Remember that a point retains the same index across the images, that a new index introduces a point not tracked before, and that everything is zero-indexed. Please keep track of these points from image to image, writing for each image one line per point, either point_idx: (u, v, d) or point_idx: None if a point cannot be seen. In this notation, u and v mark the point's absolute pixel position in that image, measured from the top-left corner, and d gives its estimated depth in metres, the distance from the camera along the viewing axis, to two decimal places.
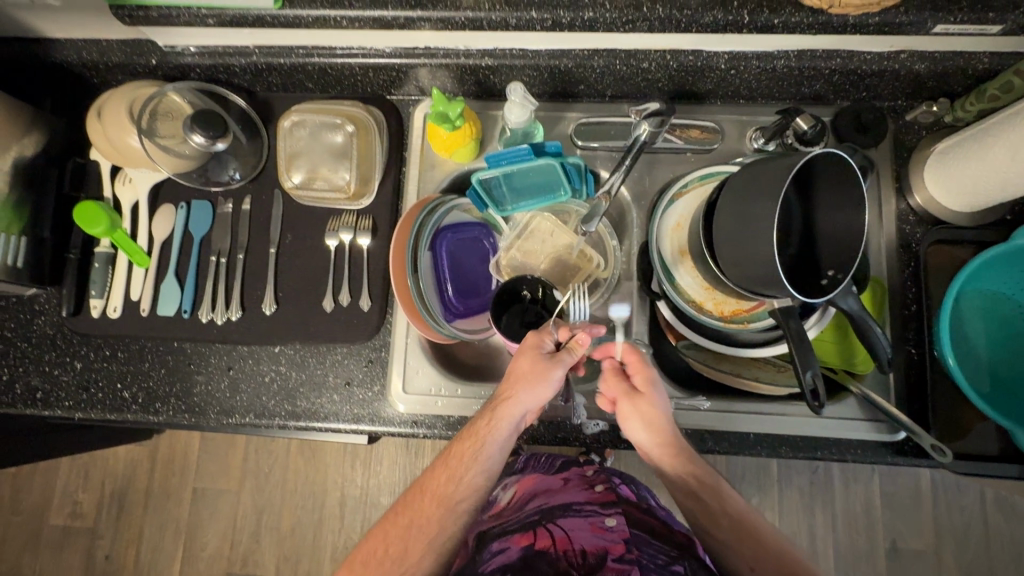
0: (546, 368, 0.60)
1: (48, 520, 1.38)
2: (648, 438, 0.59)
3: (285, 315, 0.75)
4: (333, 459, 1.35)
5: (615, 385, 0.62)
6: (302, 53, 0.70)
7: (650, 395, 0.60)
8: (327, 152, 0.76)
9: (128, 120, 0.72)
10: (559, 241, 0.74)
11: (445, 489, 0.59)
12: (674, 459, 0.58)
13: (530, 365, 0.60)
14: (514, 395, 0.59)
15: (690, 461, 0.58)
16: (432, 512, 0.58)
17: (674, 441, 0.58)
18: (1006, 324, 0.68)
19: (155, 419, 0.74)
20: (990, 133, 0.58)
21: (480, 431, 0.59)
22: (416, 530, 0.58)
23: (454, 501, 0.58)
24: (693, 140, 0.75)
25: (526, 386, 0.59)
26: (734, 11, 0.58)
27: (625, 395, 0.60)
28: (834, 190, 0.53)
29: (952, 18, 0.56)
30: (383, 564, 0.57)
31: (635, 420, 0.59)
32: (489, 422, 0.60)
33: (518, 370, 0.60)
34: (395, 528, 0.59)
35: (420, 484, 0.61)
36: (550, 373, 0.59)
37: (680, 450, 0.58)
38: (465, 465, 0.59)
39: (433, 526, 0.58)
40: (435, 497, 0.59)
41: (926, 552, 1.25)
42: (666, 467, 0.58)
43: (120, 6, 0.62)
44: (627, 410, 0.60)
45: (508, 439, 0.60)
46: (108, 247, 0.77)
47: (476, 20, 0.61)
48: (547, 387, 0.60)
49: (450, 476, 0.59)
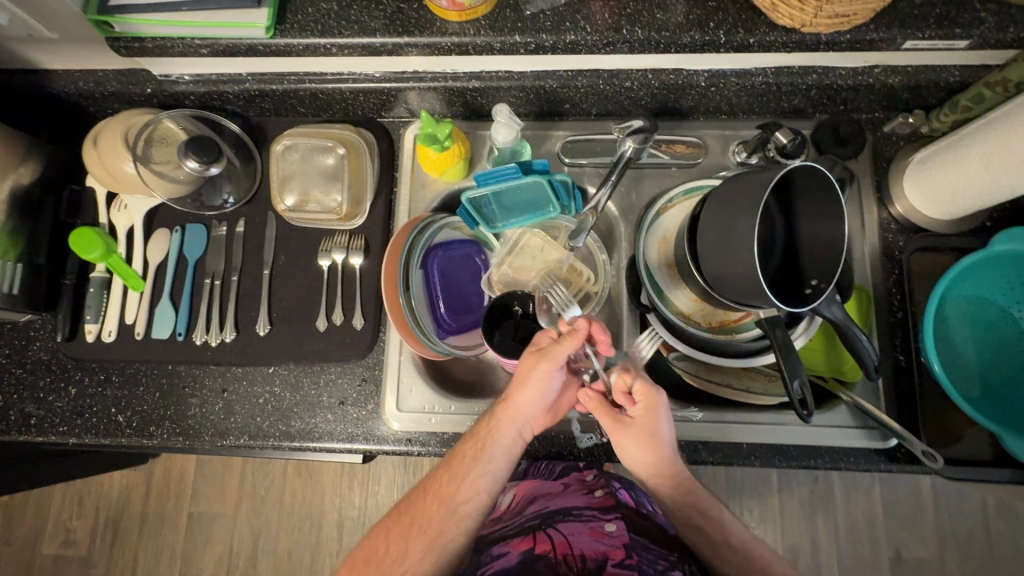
0: (536, 365, 0.60)
1: (41, 549, 1.36)
2: (640, 465, 0.59)
3: (278, 335, 0.75)
4: (331, 480, 1.34)
5: (601, 414, 0.61)
6: (293, 79, 0.72)
7: (648, 425, 0.58)
8: (319, 175, 0.77)
9: (123, 148, 0.73)
10: (549, 256, 0.75)
11: (447, 491, 0.60)
12: (669, 488, 0.59)
13: (531, 365, 0.60)
14: (515, 396, 0.61)
15: (680, 482, 0.59)
16: (434, 512, 0.60)
17: (668, 469, 0.59)
18: (992, 328, 0.69)
19: (150, 443, 0.74)
20: (963, 144, 0.60)
21: (483, 433, 0.61)
22: (418, 529, 0.59)
23: (456, 502, 0.59)
24: (679, 155, 0.77)
25: (527, 389, 0.60)
26: (710, 31, 0.60)
27: (616, 424, 0.60)
28: (814, 201, 0.54)
29: (920, 34, 0.59)
30: (384, 563, 0.58)
31: (630, 445, 0.59)
32: (493, 425, 0.61)
33: (516, 369, 0.61)
34: (397, 527, 0.60)
35: (425, 485, 0.62)
36: (544, 370, 0.60)
37: (678, 481, 0.59)
38: (467, 466, 0.60)
39: (435, 527, 0.59)
40: (439, 499, 0.60)
41: (931, 561, 1.24)
42: (661, 492, 0.59)
43: (117, 38, 0.64)
44: (620, 438, 0.59)
45: (511, 444, 0.61)
46: (103, 272, 0.78)
47: (462, 45, 0.63)
48: (546, 386, 0.60)
49: (452, 476, 0.60)
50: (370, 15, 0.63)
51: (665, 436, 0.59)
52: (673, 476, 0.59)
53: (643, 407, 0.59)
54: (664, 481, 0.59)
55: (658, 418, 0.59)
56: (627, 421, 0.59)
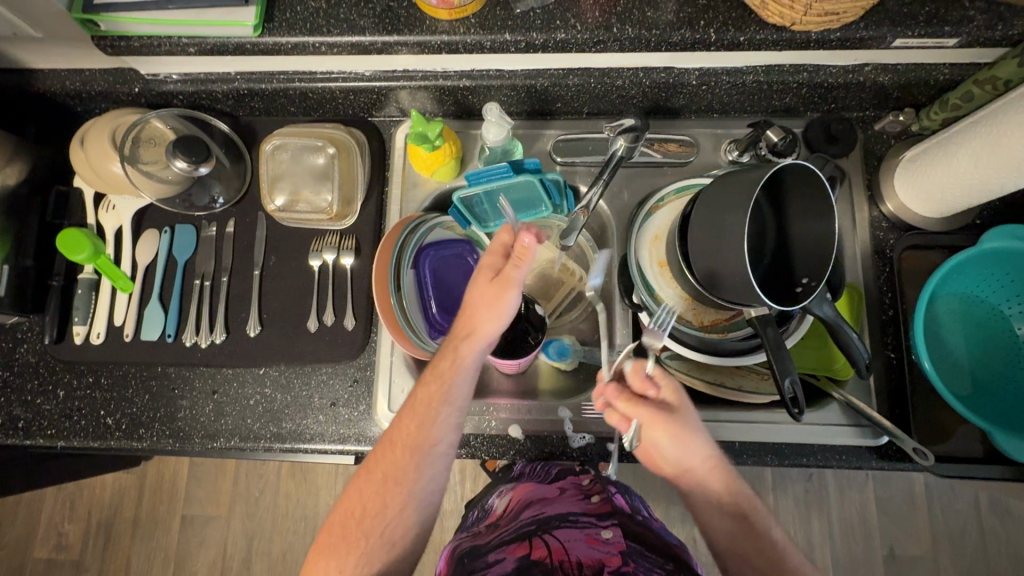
0: (501, 295, 0.55)
1: (32, 553, 1.35)
2: (689, 455, 0.53)
3: (269, 337, 0.75)
4: (325, 482, 1.33)
5: (638, 408, 0.54)
6: (283, 78, 0.71)
7: (680, 405, 0.55)
8: (309, 175, 0.77)
9: (110, 147, 0.72)
10: (542, 256, 0.77)
11: (418, 435, 0.56)
12: (720, 478, 0.54)
13: (482, 290, 0.56)
14: (477, 325, 0.56)
15: (728, 470, 0.55)
16: (406, 461, 0.56)
17: (714, 455, 0.55)
18: (978, 326, 0.70)
19: (139, 446, 0.73)
20: (952, 143, 0.60)
21: (444, 370, 0.57)
22: (392, 480, 0.56)
23: (427, 444, 0.56)
24: (671, 154, 0.77)
25: (487, 317, 0.56)
26: (701, 30, 0.60)
27: (656, 412, 0.53)
28: (805, 199, 0.54)
29: (910, 32, 0.59)
30: (363, 521, 0.55)
31: (675, 437, 0.53)
32: (457, 358, 0.57)
33: (472, 301, 0.56)
34: (370, 483, 0.56)
35: (390, 436, 0.58)
36: (508, 294, 0.55)
37: (724, 467, 0.55)
38: (434, 405, 0.56)
39: (410, 474, 0.56)
40: (409, 445, 0.56)
41: (924, 558, 1.25)
42: (716, 485, 0.54)
43: (102, 37, 0.64)
44: (663, 429, 0.53)
45: (475, 370, 0.58)
46: (91, 273, 0.77)
47: (452, 44, 0.63)
48: (506, 307, 0.56)
49: (420, 421, 0.56)
50: (359, 13, 0.63)
51: (698, 420, 0.55)
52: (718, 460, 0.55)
53: (666, 386, 0.56)
54: (716, 468, 0.54)
55: (682, 396, 0.56)
56: (662, 406, 0.54)
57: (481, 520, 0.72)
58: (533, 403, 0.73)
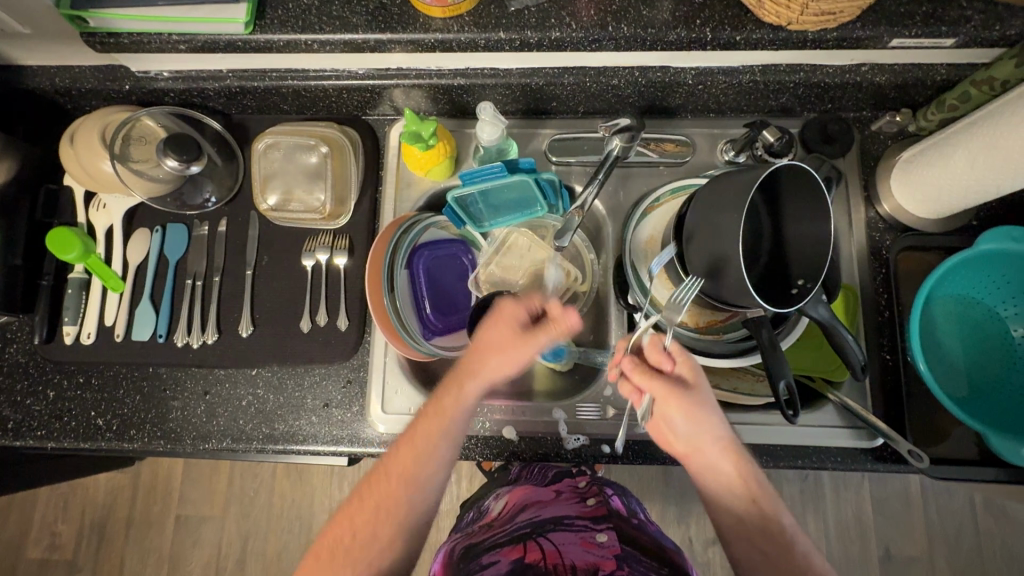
0: (521, 350, 0.56)
1: (25, 554, 1.34)
2: (701, 434, 0.53)
3: (262, 337, 0.74)
4: (320, 482, 1.32)
5: (653, 384, 0.54)
6: (275, 76, 0.71)
7: (697, 385, 0.54)
8: (302, 174, 0.76)
9: (101, 145, 0.72)
10: (536, 257, 0.74)
11: (411, 467, 0.56)
12: (731, 461, 0.54)
13: (503, 339, 0.57)
14: (488, 370, 0.57)
15: (741, 455, 0.55)
16: (398, 491, 0.56)
17: (727, 437, 0.54)
18: (974, 327, 0.69)
19: (130, 447, 0.73)
20: (948, 143, 0.60)
21: (447, 406, 0.58)
22: (383, 511, 0.55)
23: (419, 476, 0.56)
24: (668, 153, 0.76)
25: (499, 364, 0.57)
26: (697, 29, 0.60)
27: (671, 390, 0.53)
28: (801, 200, 0.53)
29: (907, 32, 0.58)
30: (351, 550, 0.54)
31: (688, 417, 0.53)
32: (461, 397, 0.58)
33: (485, 344, 0.58)
34: (361, 511, 0.56)
35: (381, 467, 0.58)
36: (525, 347, 0.56)
37: (737, 450, 0.55)
38: (433, 441, 0.57)
39: (400, 505, 0.56)
40: (402, 475, 0.56)
41: (919, 558, 1.25)
42: (727, 467, 0.54)
43: (91, 33, 0.63)
44: (675, 408, 0.53)
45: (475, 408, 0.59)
46: (81, 272, 0.76)
47: (446, 42, 0.62)
48: (521, 358, 0.57)
49: (415, 453, 0.57)
50: (352, 10, 0.62)
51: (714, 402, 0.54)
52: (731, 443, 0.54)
53: (683, 364, 0.54)
54: (728, 450, 0.54)
55: (700, 375, 0.54)
56: (679, 385, 0.53)
57: (475, 522, 0.72)
58: (528, 404, 0.72)
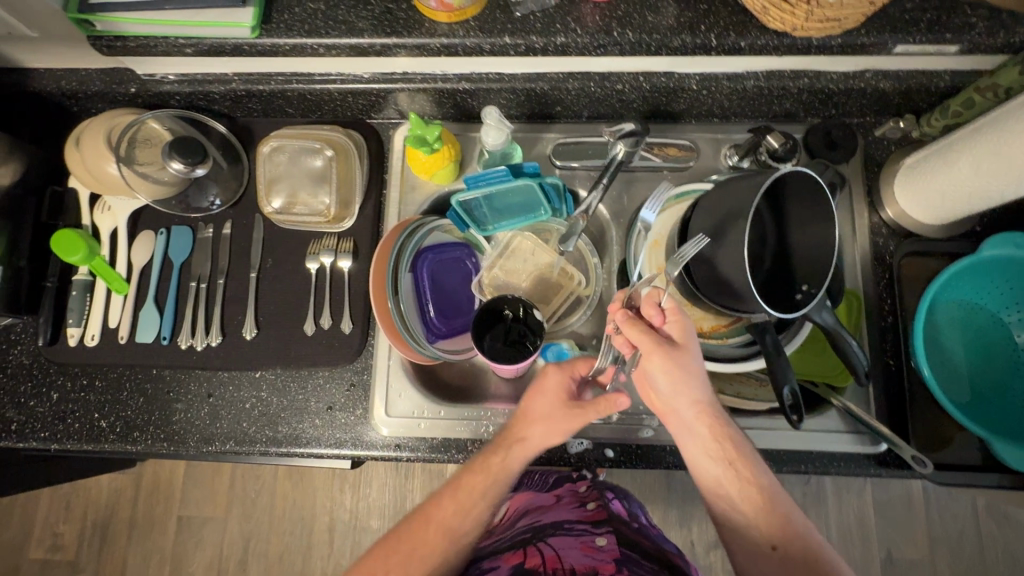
0: (569, 427, 0.56)
1: (27, 554, 1.34)
2: (678, 391, 0.52)
3: (265, 340, 0.74)
4: (321, 483, 1.32)
5: (639, 335, 0.52)
6: (281, 80, 0.71)
7: (686, 344, 0.52)
8: (306, 177, 0.76)
9: (106, 148, 0.72)
10: (540, 259, 0.75)
11: (453, 520, 0.55)
12: (711, 427, 0.52)
13: (552, 409, 0.56)
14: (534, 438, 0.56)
15: (725, 425, 0.53)
16: (434, 540, 0.55)
17: (707, 401, 0.53)
18: (977, 333, 0.70)
19: (134, 449, 0.73)
20: (954, 147, 0.60)
21: (494, 467, 0.56)
22: (417, 558, 0.54)
23: (459, 532, 0.55)
24: (672, 158, 0.76)
25: (546, 433, 0.56)
26: (702, 34, 0.60)
27: (655, 344, 0.52)
28: (806, 206, 0.53)
29: (912, 38, 0.59)
30: None
31: (668, 374, 0.52)
32: (509, 460, 0.56)
33: (534, 409, 0.57)
34: (393, 554, 0.55)
35: (420, 514, 0.57)
36: (578, 422, 0.56)
37: (719, 417, 0.53)
38: (477, 499, 0.56)
39: (435, 556, 0.54)
40: (443, 528, 0.55)
41: (920, 562, 1.25)
42: (705, 437, 0.52)
43: (98, 37, 0.63)
44: (656, 362, 0.51)
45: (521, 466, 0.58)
46: (86, 274, 0.77)
47: (451, 46, 0.62)
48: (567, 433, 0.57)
49: (457, 509, 0.56)
50: (358, 15, 0.62)
51: (701, 368, 0.53)
52: (712, 409, 0.53)
53: (677, 323, 0.53)
54: (706, 413, 0.53)
55: (691, 335, 0.53)
56: (666, 342, 0.52)
57: None
58: None
